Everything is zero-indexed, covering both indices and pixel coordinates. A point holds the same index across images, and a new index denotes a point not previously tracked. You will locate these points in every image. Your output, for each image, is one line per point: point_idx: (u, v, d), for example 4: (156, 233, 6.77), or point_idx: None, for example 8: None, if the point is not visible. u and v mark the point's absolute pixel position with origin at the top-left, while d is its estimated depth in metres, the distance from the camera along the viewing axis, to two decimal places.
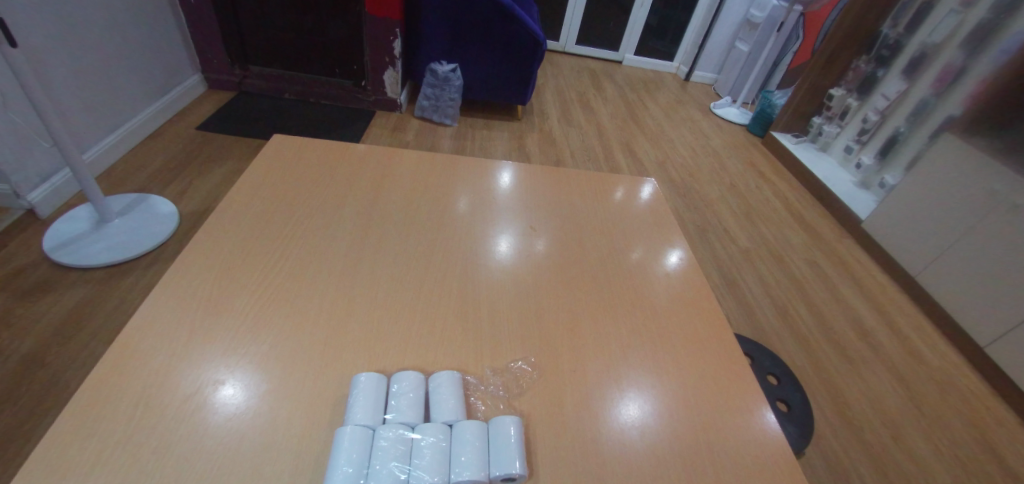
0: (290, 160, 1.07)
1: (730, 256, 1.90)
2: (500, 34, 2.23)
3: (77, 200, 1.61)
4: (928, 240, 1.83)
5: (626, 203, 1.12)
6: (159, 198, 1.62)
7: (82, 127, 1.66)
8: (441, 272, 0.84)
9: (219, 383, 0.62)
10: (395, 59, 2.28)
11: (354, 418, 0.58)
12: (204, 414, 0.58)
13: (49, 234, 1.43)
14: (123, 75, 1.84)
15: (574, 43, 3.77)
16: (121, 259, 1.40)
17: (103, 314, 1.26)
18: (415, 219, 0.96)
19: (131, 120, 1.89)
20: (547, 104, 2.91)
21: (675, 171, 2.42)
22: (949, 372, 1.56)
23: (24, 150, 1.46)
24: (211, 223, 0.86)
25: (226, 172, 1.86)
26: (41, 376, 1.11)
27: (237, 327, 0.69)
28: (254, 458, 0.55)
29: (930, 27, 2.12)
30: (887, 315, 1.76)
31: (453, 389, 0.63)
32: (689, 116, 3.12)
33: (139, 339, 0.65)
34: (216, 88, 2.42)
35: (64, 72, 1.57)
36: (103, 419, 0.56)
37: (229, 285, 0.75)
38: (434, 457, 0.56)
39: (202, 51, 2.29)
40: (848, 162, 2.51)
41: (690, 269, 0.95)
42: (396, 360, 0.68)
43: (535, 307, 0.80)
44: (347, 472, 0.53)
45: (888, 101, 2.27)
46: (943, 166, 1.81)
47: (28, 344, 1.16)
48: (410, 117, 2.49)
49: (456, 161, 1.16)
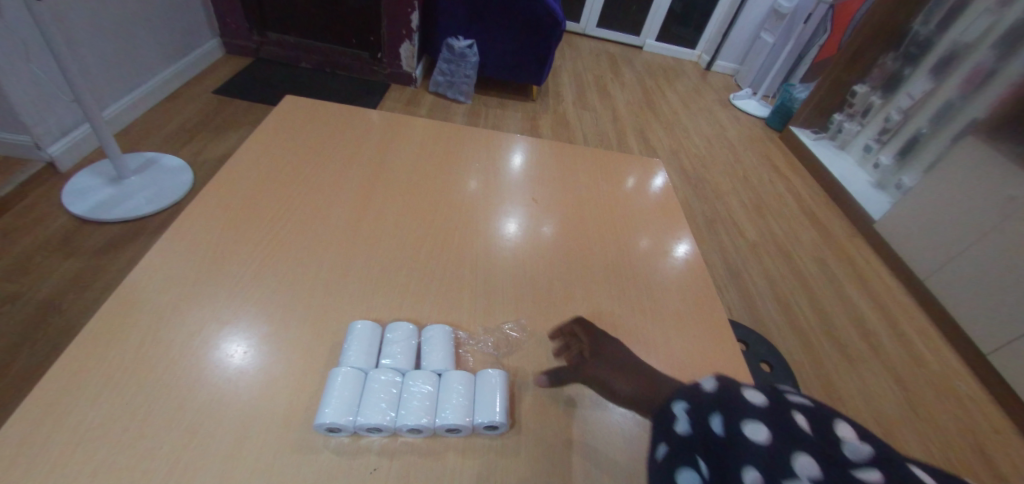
0: (302, 120, 1.08)
1: (737, 248, 1.90)
2: (519, 11, 2.19)
3: (95, 156, 1.65)
4: (940, 244, 1.80)
5: (638, 189, 1.11)
6: (173, 159, 1.65)
7: (101, 84, 1.69)
8: (443, 239, 0.85)
9: (224, 322, 0.65)
10: (412, 32, 2.26)
11: (348, 360, 0.60)
12: (209, 350, 0.61)
13: (69, 187, 1.47)
14: (143, 34, 1.86)
15: (595, 26, 3.71)
16: (136, 216, 1.44)
17: (117, 268, 1.31)
18: (421, 185, 0.97)
19: (149, 80, 1.91)
20: (563, 86, 2.88)
21: (688, 161, 2.40)
22: (950, 377, 1.56)
23: (45, 103, 1.49)
24: (225, 175, 0.88)
25: (240, 137, 1.88)
26: (57, 320, 1.16)
27: (243, 272, 0.72)
28: (254, 392, 0.58)
29: (962, 25, 2.04)
30: (891, 317, 1.75)
31: (444, 341, 0.65)
32: (707, 106, 3.07)
33: (150, 278, 0.68)
34: (234, 53, 2.43)
35: (86, 28, 1.59)
36: (114, 347, 0.60)
37: (237, 234, 0.77)
38: (421, 400, 0.58)
39: (221, 15, 2.30)
40: (866, 161, 2.46)
41: (695, 257, 0.94)
42: (395, 313, 0.71)
43: (535, 279, 0.82)
44: (338, 408, 0.55)
45: (912, 100, 2.20)
46: (963, 168, 1.77)
47: (44, 292, 1.21)
48: (424, 92, 2.48)
49: (467, 132, 1.16)
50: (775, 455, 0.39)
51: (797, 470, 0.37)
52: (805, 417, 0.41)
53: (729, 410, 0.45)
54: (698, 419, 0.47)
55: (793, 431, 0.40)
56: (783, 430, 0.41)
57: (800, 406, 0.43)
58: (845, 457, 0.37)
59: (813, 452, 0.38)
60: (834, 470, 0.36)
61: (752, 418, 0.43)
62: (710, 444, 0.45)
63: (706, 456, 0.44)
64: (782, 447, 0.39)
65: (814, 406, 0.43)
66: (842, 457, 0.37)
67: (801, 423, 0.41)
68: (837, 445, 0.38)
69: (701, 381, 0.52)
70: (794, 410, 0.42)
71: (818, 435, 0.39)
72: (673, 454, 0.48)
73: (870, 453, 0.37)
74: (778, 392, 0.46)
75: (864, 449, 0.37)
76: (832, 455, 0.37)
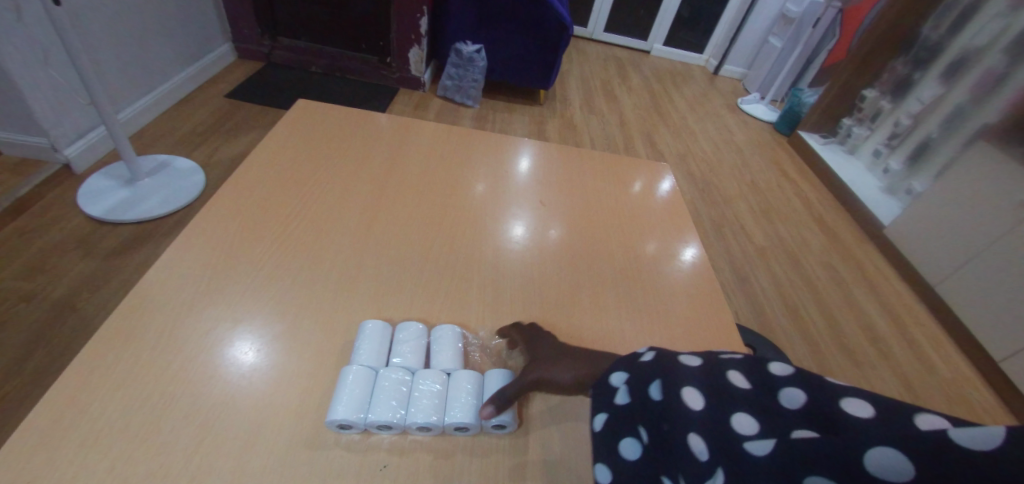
0: (314, 124, 1.10)
1: (744, 252, 1.89)
2: (527, 16, 2.21)
3: (110, 158, 1.68)
4: (951, 250, 1.79)
5: (645, 193, 1.11)
6: (185, 161, 1.68)
7: (117, 88, 1.73)
8: (451, 241, 0.86)
9: (238, 320, 0.66)
10: (420, 37, 2.29)
11: (359, 359, 0.61)
12: (224, 347, 0.62)
13: (84, 189, 1.50)
14: (158, 39, 1.89)
15: (602, 31, 3.73)
16: (149, 217, 1.47)
17: (130, 269, 1.33)
18: (430, 188, 0.98)
19: (163, 84, 1.95)
20: (570, 90, 2.89)
21: (696, 165, 2.40)
22: (961, 384, 1.54)
23: (61, 106, 1.52)
24: (239, 177, 0.90)
25: (252, 140, 1.91)
26: (73, 318, 1.18)
27: (256, 272, 0.73)
28: (267, 388, 0.59)
29: (973, 29, 2.02)
30: (901, 323, 1.73)
31: (453, 341, 0.66)
32: (715, 110, 3.06)
33: (165, 276, 0.70)
34: (246, 58, 2.47)
35: (103, 33, 1.63)
36: (131, 343, 0.61)
37: (250, 235, 0.79)
38: (430, 398, 0.59)
39: (234, 21, 2.34)
40: (876, 166, 2.44)
41: (702, 262, 0.94)
42: (404, 313, 0.72)
43: (542, 281, 0.83)
44: (349, 405, 0.56)
45: (922, 105, 2.19)
46: (974, 173, 1.75)
47: (59, 291, 1.23)
48: (432, 96, 2.50)
49: (476, 136, 1.18)
50: (718, 417, 0.39)
51: (740, 429, 0.37)
52: (741, 373, 0.42)
53: (667, 375, 0.44)
54: (637, 387, 0.47)
55: (731, 391, 0.40)
56: (720, 390, 0.41)
57: (734, 364, 0.44)
58: (783, 408, 0.37)
59: (752, 409, 0.38)
60: (773, 422, 0.37)
61: (690, 383, 0.42)
62: (649, 413, 0.44)
63: (646, 425, 0.43)
64: (722, 408, 0.39)
65: (747, 359, 0.44)
66: (781, 407, 0.38)
67: (738, 382, 0.41)
68: (774, 395, 0.39)
69: (638, 352, 0.51)
70: (730, 369, 0.43)
71: (755, 389, 0.40)
72: (612, 425, 0.47)
73: (800, 391, 0.38)
74: (712, 355, 0.47)
75: (792, 391, 0.38)
76: (770, 408, 0.38)
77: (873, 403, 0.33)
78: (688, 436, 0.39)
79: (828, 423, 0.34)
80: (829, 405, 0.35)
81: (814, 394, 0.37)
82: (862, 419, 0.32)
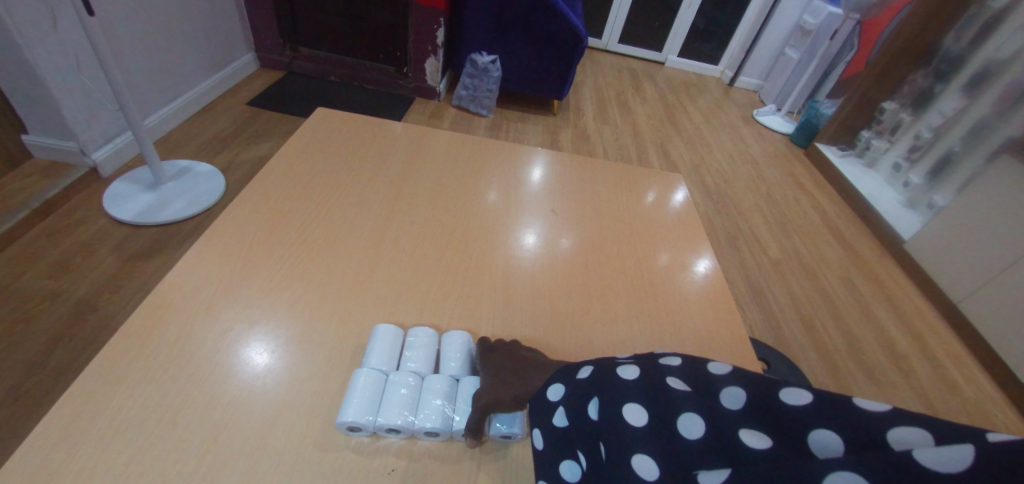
0: (332, 131, 1.12)
1: (759, 265, 1.86)
2: (542, 27, 2.23)
3: (135, 162, 1.74)
4: (975, 266, 1.73)
5: (658, 203, 1.11)
6: (207, 168, 1.72)
7: (144, 95, 1.79)
8: (463, 249, 0.87)
9: (253, 323, 0.67)
10: (437, 48, 2.33)
11: (371, 362, 0.62)
12: (238, 349, 0.64)
13: (109, 192, 1.55)
14: (184, 49, 1.96)
15: (617, 42, 3.75)
16: (172, 219, 1.51)
17: (150, 270, 1.36)
18: (444, 196, 0.99)
19: (188, 91, 2.01)
20: (584, 100, 2.91)
21: (710, 176, 2.38)
22: (985, 405, 1.48)
23: (91, 112, 1.58)
24: (259, 181, 0.92)
25: (271, 146, 1.95)
26: (93, 317, 1.21)
27: (271, 275, 0.75)
28: (282, 389, 0.60)
29: (997, 41, 1.98)
30: (921, 340, 1.68)
31: (464, 347, 0.67)
32: (729, 121, 3.05)
33: (187, 276, 0.72)
34: (268, 67, 2.54)
35: (132, 43, 1.69)
36: (152, 341, 0.63)
37: (269, 238, 0.81)
38: (439, 403, 0.59)
39: (258, 31, 2.41)
40: (896, 180, 2.38)
41: (717, 276, 0.92)
42: (417, 318, 0.73)
43: (551, 288, 0.83)
44: (358, 407, 0.57)
45: (943, 118, 2.14)
46: (999, 188, 1.70)
47: (83, 289, 1.27)
48: (447, 105, 2.54)
49: (490, 145, 1.19)
50: (660, 429, 0.40)
51: (687, 437, 0.39)
52: (679, 377, 0.44)
53: (605, 394, 0.46)
54: (576, 406, 0.49)
55: (672, 398, 0.42)
56: (660, 397, 0.43)
57: (672, 369, 0.46)
58: (727, 408, 0.39)
59: (699, 413, 0.40)
60: (716, 429, 0.38)
61: (631, 399, 0.44)
62: (587, 432, 0.46)
63: (584, 448, 0.46)
64: (664, 418, 0.41)
65: (684, 362, 0.47)
66: (722, 407, 0.39)
67: (677, 388, 0.43)
68: (715, 396, 0.41)
69: (577, 368, 0.54)
70: (669, 374, 0.45)
71: (695, 391, 0.42)
72: (552, 449, 0.50)
73: (740, 392, 0.40)
74: (651, 361, 0.49)
75: (734, 391, 0.40)
76: (714, 408, 0.40)
77: (816, 395, 0.35)
78: (632, 456, 0.40)
79: (771, 425, 0.36)
80: (772, 400, 0.37)
81: (755, 392, 0.38)
82: (801, 411, 0.35)
